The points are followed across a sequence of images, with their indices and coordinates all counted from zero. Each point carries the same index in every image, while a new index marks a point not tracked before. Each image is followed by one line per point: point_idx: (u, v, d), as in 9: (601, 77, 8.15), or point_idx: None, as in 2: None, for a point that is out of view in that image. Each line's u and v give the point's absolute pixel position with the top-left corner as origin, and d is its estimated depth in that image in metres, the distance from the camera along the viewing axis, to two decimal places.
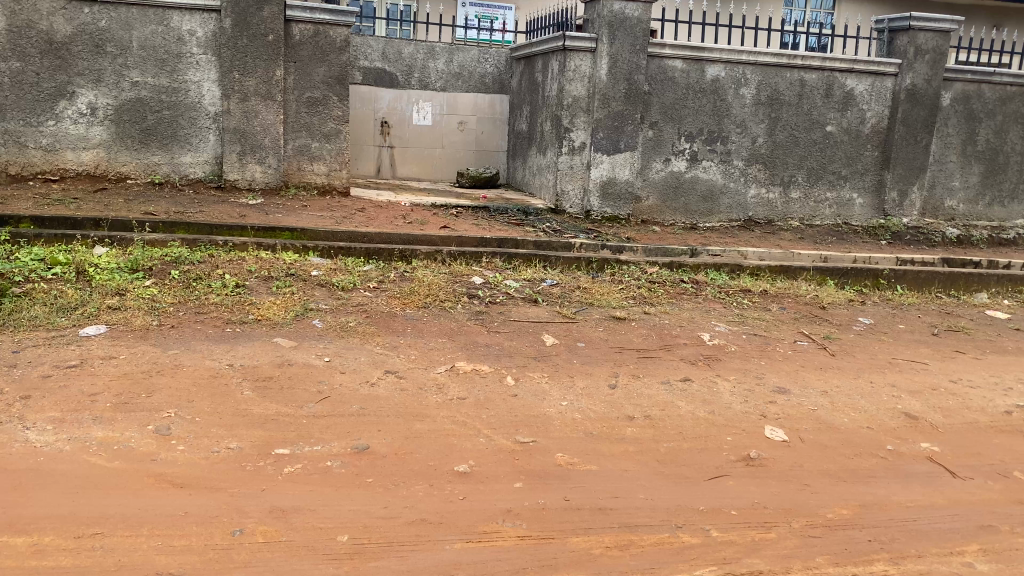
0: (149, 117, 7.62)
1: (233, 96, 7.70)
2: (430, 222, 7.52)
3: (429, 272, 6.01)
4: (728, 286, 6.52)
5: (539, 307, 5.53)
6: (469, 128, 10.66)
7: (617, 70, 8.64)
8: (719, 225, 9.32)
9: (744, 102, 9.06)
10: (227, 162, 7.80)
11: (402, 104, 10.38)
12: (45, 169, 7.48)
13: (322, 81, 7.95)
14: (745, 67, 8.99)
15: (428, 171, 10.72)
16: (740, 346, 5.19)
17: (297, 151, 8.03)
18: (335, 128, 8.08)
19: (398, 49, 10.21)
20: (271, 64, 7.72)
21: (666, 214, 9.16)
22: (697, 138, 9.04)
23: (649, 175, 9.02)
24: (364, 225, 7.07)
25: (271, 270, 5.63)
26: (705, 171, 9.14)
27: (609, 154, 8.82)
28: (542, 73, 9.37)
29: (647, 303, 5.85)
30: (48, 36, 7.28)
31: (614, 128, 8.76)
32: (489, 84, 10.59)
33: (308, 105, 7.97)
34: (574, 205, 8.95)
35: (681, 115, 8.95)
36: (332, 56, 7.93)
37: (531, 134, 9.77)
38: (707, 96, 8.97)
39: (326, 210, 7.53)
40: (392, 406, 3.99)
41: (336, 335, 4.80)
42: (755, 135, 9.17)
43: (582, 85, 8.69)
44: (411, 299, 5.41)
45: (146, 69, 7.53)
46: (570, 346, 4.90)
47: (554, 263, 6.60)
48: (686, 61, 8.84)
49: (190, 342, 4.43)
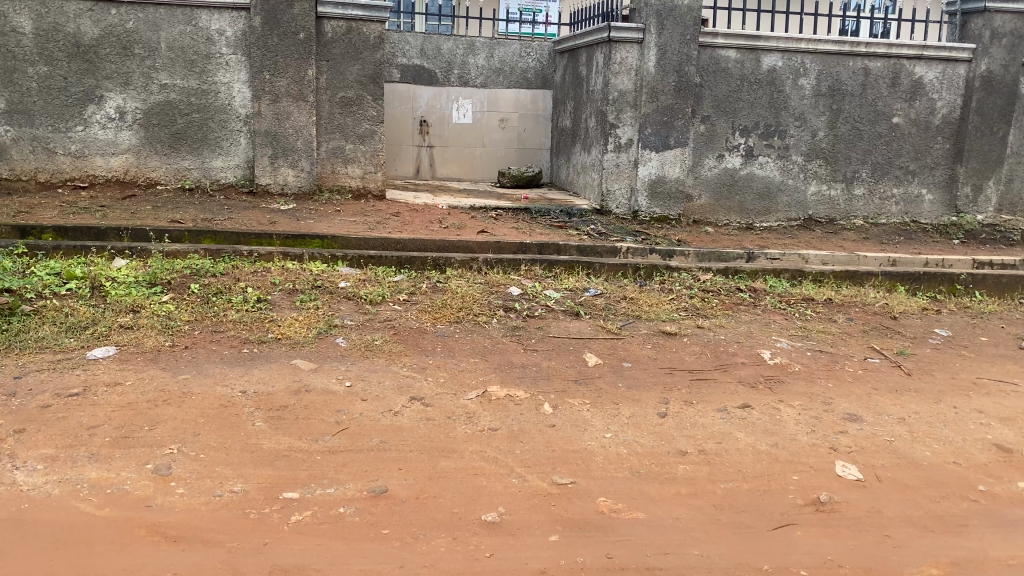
0: (179, 120, 7.38)
1: (264, 97, 7.42)
2: (467, 226, 7.15)
3: (465, 282, 5.62)
4: (789, 294, 6.00)
5: (581, 321, 5.10)
6: (511, 126, 10.26)
7: (667, 62, 8.14)
8: (777, 225, 8.76)
9: (803, 94, 8.50)
10: (259, 166, 7.52)
11: (442, 102, 10.03)
12: (74, 175, 7.29)
13: (356, 80, 7.62)
14: (804, 56, 8.42)
15: (468, 170, 10.36)
16: (803, 366, 4.69)
17: (331, 153, 7.71)
18: (369, 129, 7.74)
19: (436, 45, 9.84)
20: (302, 64, 7.42)
21: (719, 214, 8.63)
22: (752, 132, 8.49)
23: (701, 173, 8.50)
24: (398, 231, 6.72)
25: (296, 282, 5.30)
26: (761, 167, 8.59)
27: (659, 151, 8.32)
28: (587, 66, 8.91)
29: (700, 315, 5.37)
30: (75, 39, 7.08)
31: (663, 123, 8.26)
32: (532, 79, 10.16)
33: (342, 105, 7.65)
34: (621, 206, 8.48)
35: (736, 108, 8.42)
36: (365, 53, 7.59)
37: (575, 131, 9.33)
38: (763, 88, 8.41)
39: (360, 215, 7.20)
40: (415, 440, 3.61)
41: (361, 355, 4.43)
42: (815, 128, 8.59)
43: (629, 78, 8.21)
44: (444, 313, 5.02)
45: (175, 70, 7.29)
46: (615, 366, 4.47)
47: (599, 270, 6.15)
48: (741, 50, 8.30)
49: (202, 366, 4.11)
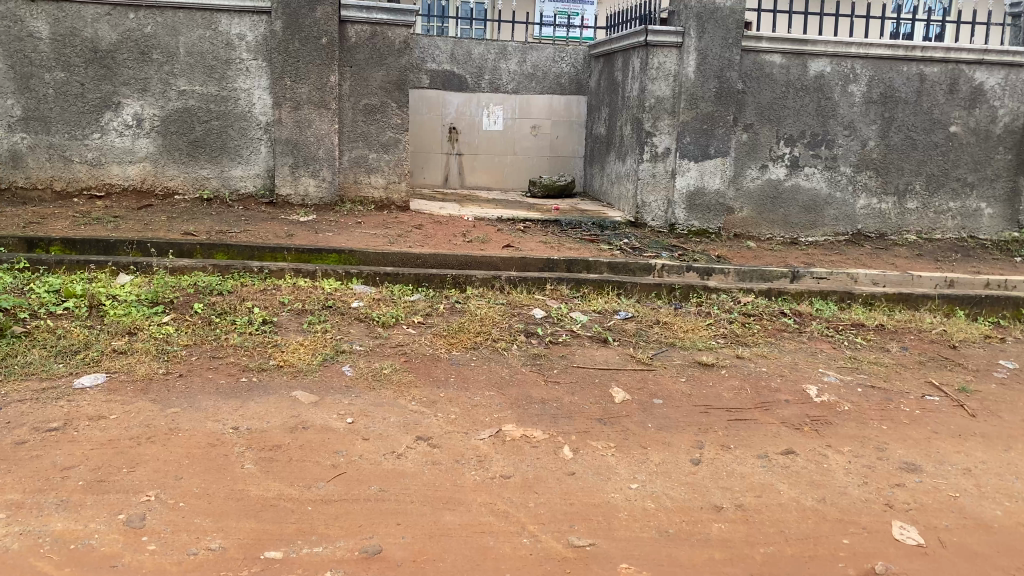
0: (197, 128, 7.15)
1: (285, 104, 7.15)
2: (493, 241, 6.80)
3: (485, 303, 5.27)
4: (836, 320, 5.55)
5: (608, 349, 4.71)
6: (544, 133, 9.90)
7: (707, 67, 7.70)
8: (823, 240, 8.27)
9: (853, 101, 8.01)
10: (279, 176, 7.25)
11: (472, 108, 9.72)
12: (91, 184, 7.09)
13: (380, 87, 7.32)
14: (855, 61, 7.93)
15: (499, 179, 10.03)
16: (854, 404, 4.24)
17: (354, 162, 7.42)
18: (394, 137, 7.43)
19: (467, 50, 9.52)
20: (324, 69, 7.13)
21: (762, 227, 8.17)
22: (798, 141, 8.02)
23: (742, 184, 8.05)
24: (419, 246, 6.40)
25: (306, 302, 5.00)
26: (808, 178, 8.11)
27: (698, 161, 7.88)
28: (623, 72, 8.52)
29: (738, 344, 4.94)
30: (92, 44, 6.88)
31: (703, 131, 7.82)
32: (566, 85, 9.78)
33: (365, 113, 7.35)
34: (657, 219, 8.07)
35: (780, 116, 7.96)
36: (390, 59, 7.29)
37: (610, 139, 8.93)
38: (810, 95, 7.94)
39: (381, 227, 6.89)
40: (418, 488, 3.26)
41: (367, 385, 4.09)
42: (866, 137, 8.09)
43: (667, 84, 7.79)
44: (460, 338, 4.67)
45: (194, 76, 7.06)
46: (644, 403, 4.07)
47: (630, 290, 5.75)
48: (786, 55, 7.84)
49: (195, 398, 3.81)
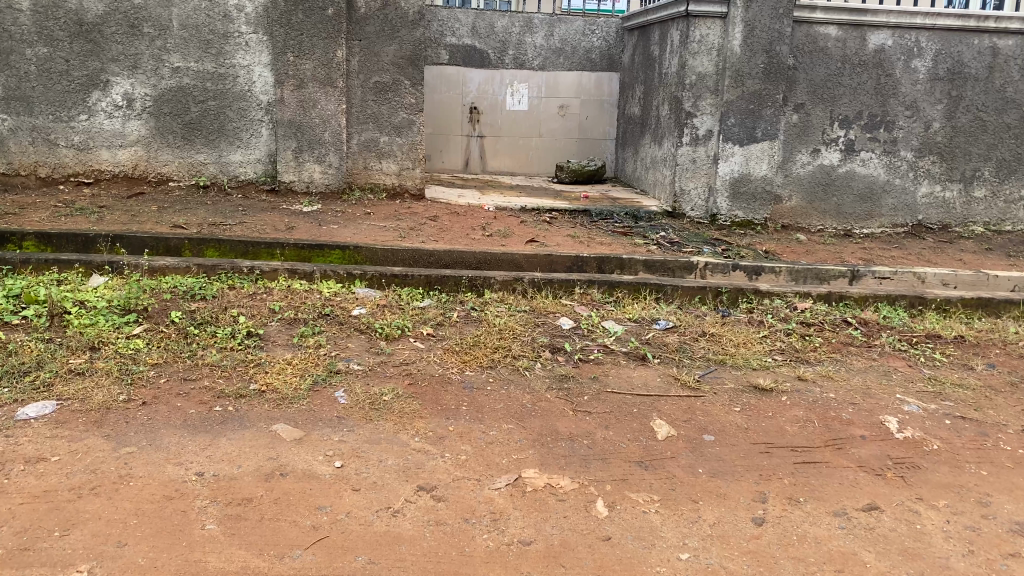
0: (193, 108, 6.54)
1: (288, 82, 6.50)
2: (515, 235, 6.13)
3: (505, 311, 4.62)
4: (908, 330, 4.83)
5: (647, 368, 4.04)
6: (572, 113, 9.18)
7: (755, 40, 6.93)
8: (879, 232, 7.51)
9: (917, 78, 7.21)
10: (281, 161, 6.63)
11: (495, 87, 9.03)
12: (78, 171, 6.52)
13: (392, 62, 6.65)
14: (919, 33, 7.13)
15: (523, 163, 9.34)
16: (944, 441, 3.54)
17: (363, 146, 6.77)
18: (407, 119, 6.77)
19: (489, 23, 8.82)
20: (331, 43, 6.47)
21: (812, 218, 7.43)
22: (854, 123, 7.25)
23: (792, 170, 7.30)
24: (433, 241, 5.76)
25: (299, 309, 4.38)
26: (864, 163, 7.34)
27: (743, 145, 7.13)
28: (659, 46, 7.78)
29: (799, 363, 4.25)
30: (77, 16, 6.28)
31: (749, 112, 7.07)
32: (596, 61, 9.04)
33: (376, 91, 6.69)
34: (697, 208, 7.37)
35: (835, 95, 7.19)
36: (403, 32, 6.62)
37: (644, 120, 8.20)
38: (868, 71, 7.16)
39: (392, 219, 6.26)
40: (415, 559, 2.61)
41: (364, 414, 3.46)
42: (930, 118, 7.30)
43: (709, 60, 7.06)
44: (475, 354, 4.02)
45: (188, 52, 6.45)
46: (692, 441, 3.40)
47: (670, 296, 5.07)
48: (843, 27, 7.06)
49: (156, 435, 3.19)
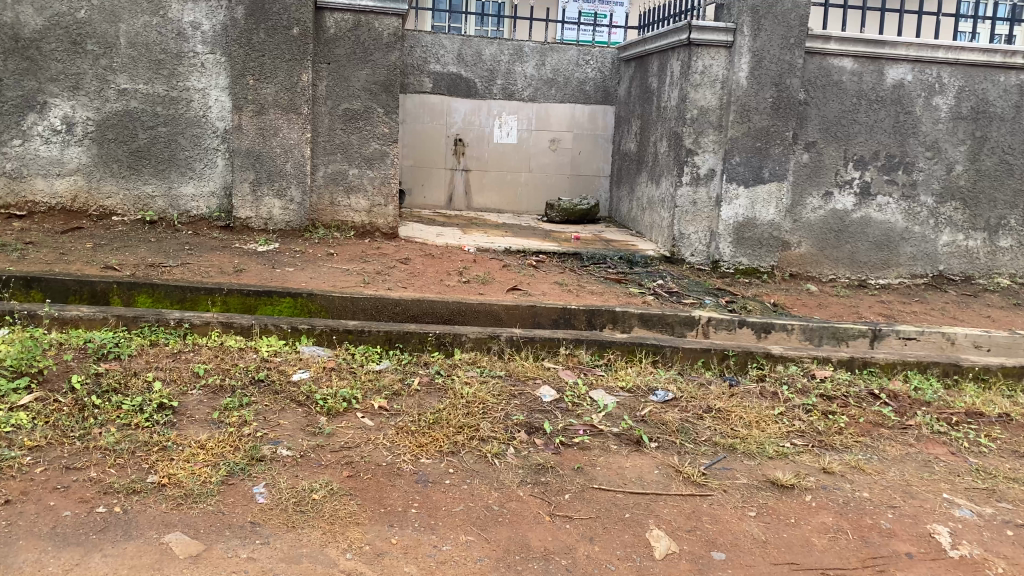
0: (140, 135, 5.89)
1: (247, 107, 5.86)
2: (495, 281, 5.45)
3: (475, 376, 3.93)
4: (947, 405, 4.14)
5: (643, 456, 3.34)
6: (563, 147, 8.58)
7: (763, 72, 6.32)
8: (896, 283, 6.86)
9: (938, 116, 6.62)
10: (237, 195, 5.96)
11: (481, 118, 8.42)
12: (10, 201, 5.85)
13: (364, 88, 6.03)
14: (941, 68, 6.55)
15: (510, 200, 8.71)
16: (1012, 562, 2.83)
17: (331, 180, 6.11)
18: (379, 150, 6.12)
19: (476, 50, 8.23)
20: (295, 66, 5.85)
21: (824, 267, 6.78)
22: (870, 163, 6.64)
23: (802, 214, 6.67)
24: (400, 289, 5.08)
25: (229, 374, 3.68)
26: (880, 209, 6.72)
27: (749, 185, 6.49)
28: (658, 77, 7.19)
29: (822, 450, 3.56)
30: (13, 31, 5.64)
31: (756, 150, 6.44)
32: (590, 93, 8.46)
33: (345, 119, 6.06)
34: (697, 254, 6.71)
35: (849, 133, 6.58)
36: (376, 55, 6.01)
37: (641, 157, 7.59)
38: (886, 108, 6.56)
39: (358, 261, 5.58)
40: None
41: (286, 519, 2.75)
42: (951, 160, 6.70)
43: (712, 93, 6.45)
44: (433, 435, 3.31)
45: (136, 72, 5.81)
46: (698, 561, 2.69)
47: (668, 358, 4.37)
48: (859, 60, 6.48)
49: (9, 550, 2.46)
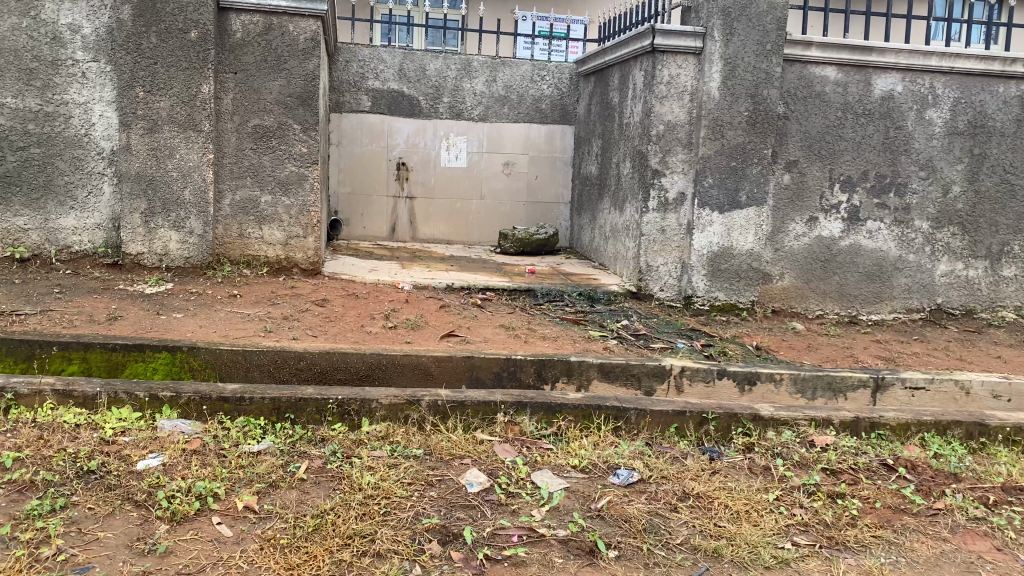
0: (8, 157, 4.97)
1: (135, 124, 4.97)
2: (428, 325, 4.57)
3: (383, 457, 3.04)
4: (981, 479, 3.30)
5: (597, 572, 2.45)
6: (518, 172, 7.77)
7: (737, 82, 5.56)
8: (891, 319, 6.09)
9: (932, 131, 5.91)
10: (126, 227, 5.04)
11: (426, 139, 7.59)
12: None
13: (277, 101, 5.19)
14: (934, 77, 5.85)
15: (461, 230, 7.82)
16: None
17: (239, 209, 5.24)
18: (296, 172, 5.27)
19: (420, 65, 7.44)
20: (194, 75, 4.98)
21: (810, 301, 5.99)
22: (858, 185, 5.90)
23: (784, 242, 5.88)
24: (308, 338, 4.18)
25: (47, 467, 2.75)
26: (870, 236, 5.97)
27: (724, 211, 5.69)
28: (619, 92, 6.42)
29: (833, 551, 2.70)
30: None
31: (731, 170, 5.65)
32: (547, 112, 7.69)
33: (255, 138, 5.20)
34: (667, 288, 5.86)
35: (835, 150, 5.84)
36: (291, 63, 5.18)
37: (602, 180, 6.79)
38: (874, 122, 5.84)
39: (265, 303, 4.68)
40: None
41: None
42: (948, 180, 5.98)
43: (680, 107, 5.67)
44: (308, 552, 2.40)
45: (3, 83, 4.91)
46: None
47: (632, 424, 3.49)
48: (843, 68, 5.76)
49: None
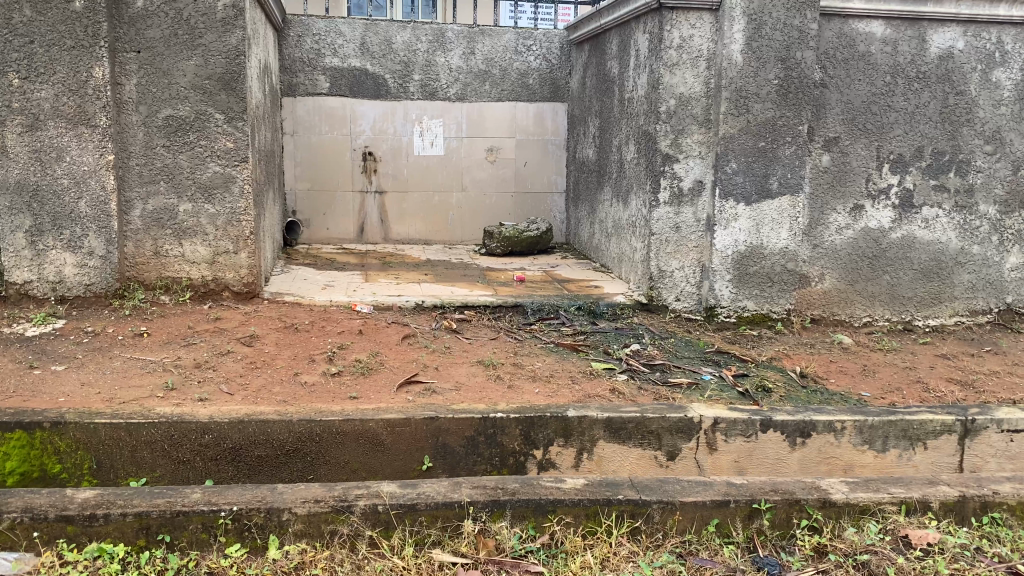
0: None
1: (10, 119, 3.94)
2: (386, 365, 3.57)
3: None
4: None
5: None
6: (504, 158, 6.74)
7: (764, 43, 4.50)
8: (953, 324, 5.06)
9: (1000, 95, 4.86)
10: (7, 248, 4.03)
11: (396, 124, 6.54)
12: None
13: (192, 85, 4.16)
14: (1003, 30, 4.80)
15: (440, 228, 6.79)
16: None
17: (152, 221, 4.22)
18: (221, 173, 4.25)
19: (385, 37, 6.38)
20: (82, 55, 3.93)
21: (855, 307, 4.98)
22: (911, 164, 4.86)
23: (823, 237, 4.86)
24: (222, 398, 3.18)
25: None
26: (927, 225, 4.94)
27: (751, 201, 4.66)
28: (619, 60, 5.38)
29: None
30: None
31: (759, 152, 4.61)
32: (535, 88, 6.65)
33: (167, 132, 4.17)
34: (684, 298, 4.85)
35: (883, 123, 4.80)
36: (208, 37, 4.14)
37: (601, 167, 5.77)
38: (930, 88, 4.79)
39: (177, 345, 3.68)
40: None
41: None
42: (1019, 155, 4.94)
43: (694, 77, 4.63)
44: None
45: None
46: None
47: (654, 523, 2.50)
48: (893, 23, 4.70)
49: None
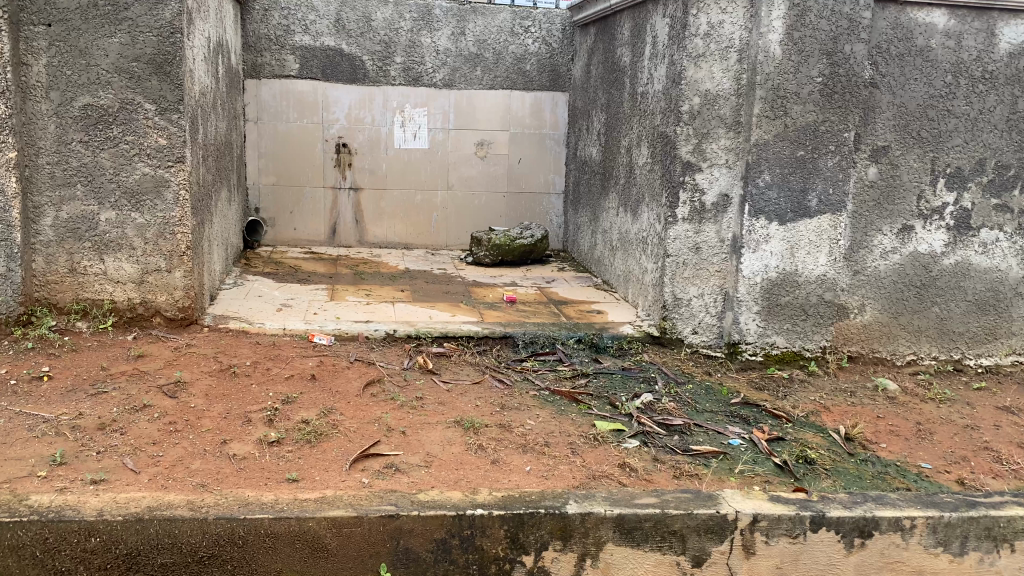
0: None
1: None
2: (342, 428, 2.87)
3: None
4: None
5: None
6: (495, 154, 6.00)
7: (807, 34, 3.77)
8: (1009, 364, 4.36)
9: None
10: None
11: (374, 113, 5.79)
12: None
13: (116, 68, 3.40)
14: None
15: (422, 231, 6.05)
16: None
17: (67, 231, 3.49)
18: (152, 176, 3.51)
19: (363, 13, 5.62)
20: None
21: (899, 343, 4.26)
22: (972, 179, 4.14)
23: (866, 262, 4.16)
24: (123, 478, 2.47)
25: None
26: (985, 250, 4.22)
27: (786, 220, 3.95)
28: (631, 48, 4.65)
29: None
30: None
31: (797, 162, 3.90)
32: (532, 75, 5.91)
33: (85, 125, 3.42)
34: (702, 330, 4.14)
35: (941, 130, 4.08)
36: (135, 8, 3.38)
37: (607, 169, 5.05)
38: (996, 90, 4.07)
39: (81, 395, 2.96)
40: None
41: None
42: None
43: (722, 71, 3.89)
44: None
45: None
46: None
47: None
48: (958, 12, 3.98)
49: None
